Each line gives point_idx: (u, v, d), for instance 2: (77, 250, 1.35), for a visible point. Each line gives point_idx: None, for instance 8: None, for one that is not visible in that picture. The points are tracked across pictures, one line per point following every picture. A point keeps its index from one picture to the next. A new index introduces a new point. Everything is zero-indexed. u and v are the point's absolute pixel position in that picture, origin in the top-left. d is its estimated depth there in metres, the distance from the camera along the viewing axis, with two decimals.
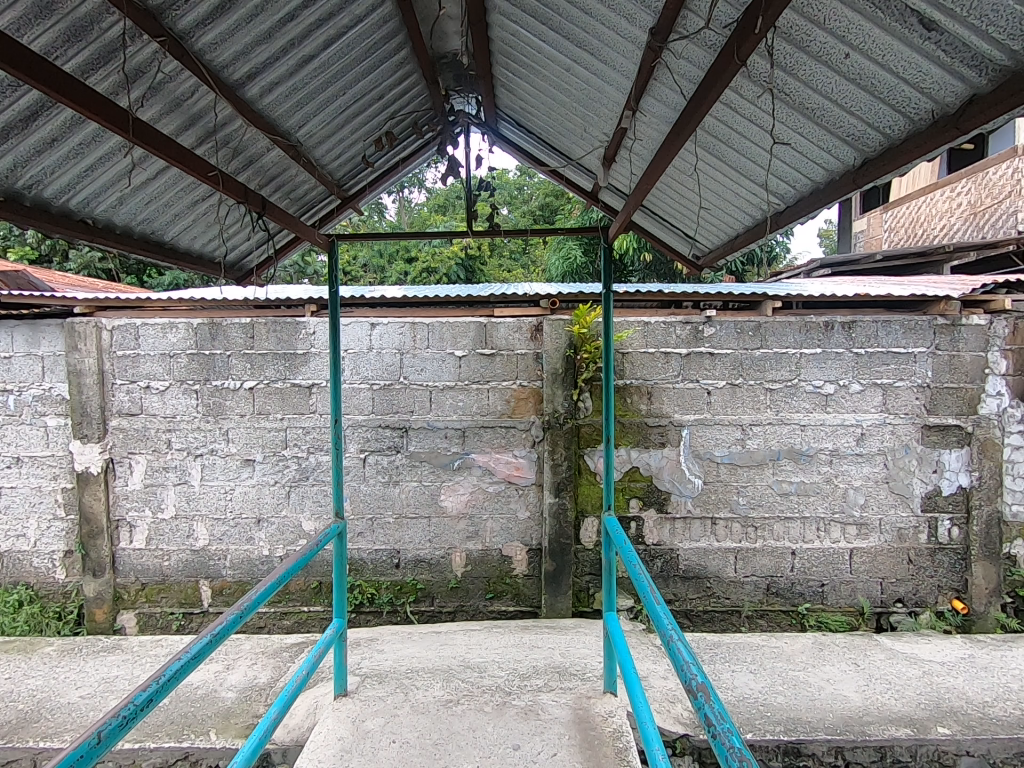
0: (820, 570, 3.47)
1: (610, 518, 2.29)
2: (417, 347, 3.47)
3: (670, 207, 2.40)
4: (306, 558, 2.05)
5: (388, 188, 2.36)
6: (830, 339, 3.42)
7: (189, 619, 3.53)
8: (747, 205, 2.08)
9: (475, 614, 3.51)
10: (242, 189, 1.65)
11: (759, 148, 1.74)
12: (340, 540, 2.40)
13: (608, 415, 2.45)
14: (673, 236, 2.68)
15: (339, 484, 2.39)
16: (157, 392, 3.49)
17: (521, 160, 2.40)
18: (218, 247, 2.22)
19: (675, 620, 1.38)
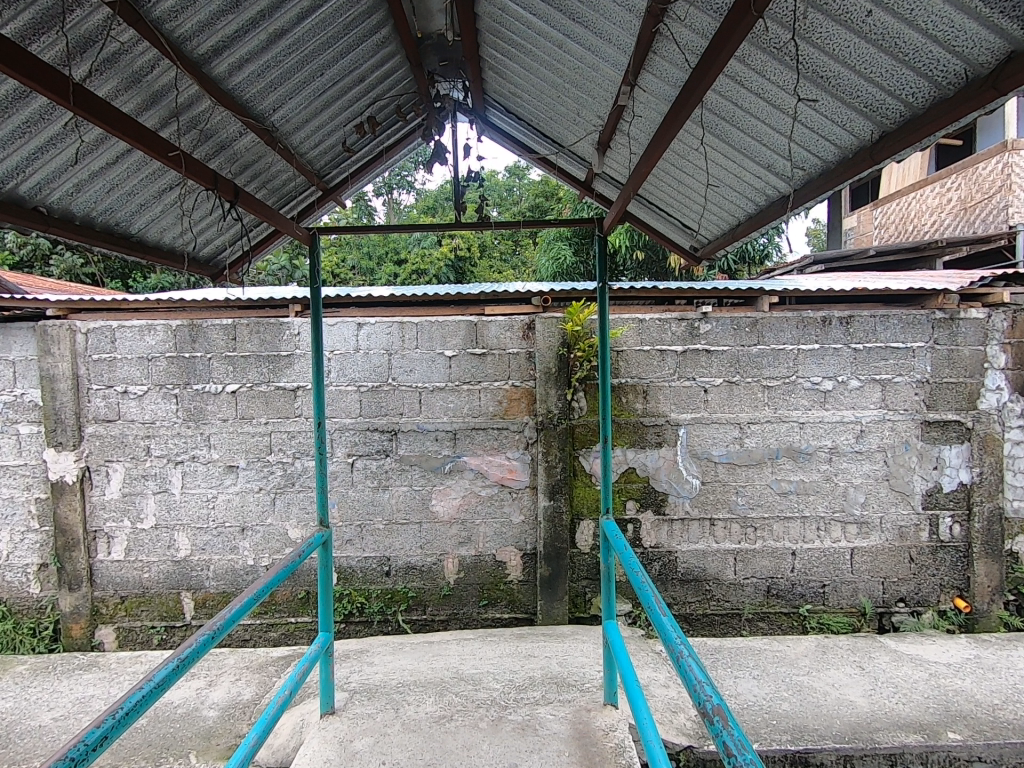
0: (821, 570, 3.40)
1: (611, 523, 2.17)
2: (406, 346, 3.37)
3: (668, 195, 2.32)
4: (293, 567, 1.95)
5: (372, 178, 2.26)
6: (828, 334, 3.35)
7: (171, 632, 3.40)
8: (751, 191, 2.01)
9: (469, 621, 3.40)
10: (212, 174, 1.51)
11: (765, 123, 1.66)
12: (326, 549, 2.28)
13: (605, 414, 2.34)
14: (670, 228, 2.60)
15: (324, 490, 2.27)
16: (135, 396, 3.35)
17: (511, 150, 2.31)
18: (189, 242, 2.11)
19: (682, 635, 1.28)
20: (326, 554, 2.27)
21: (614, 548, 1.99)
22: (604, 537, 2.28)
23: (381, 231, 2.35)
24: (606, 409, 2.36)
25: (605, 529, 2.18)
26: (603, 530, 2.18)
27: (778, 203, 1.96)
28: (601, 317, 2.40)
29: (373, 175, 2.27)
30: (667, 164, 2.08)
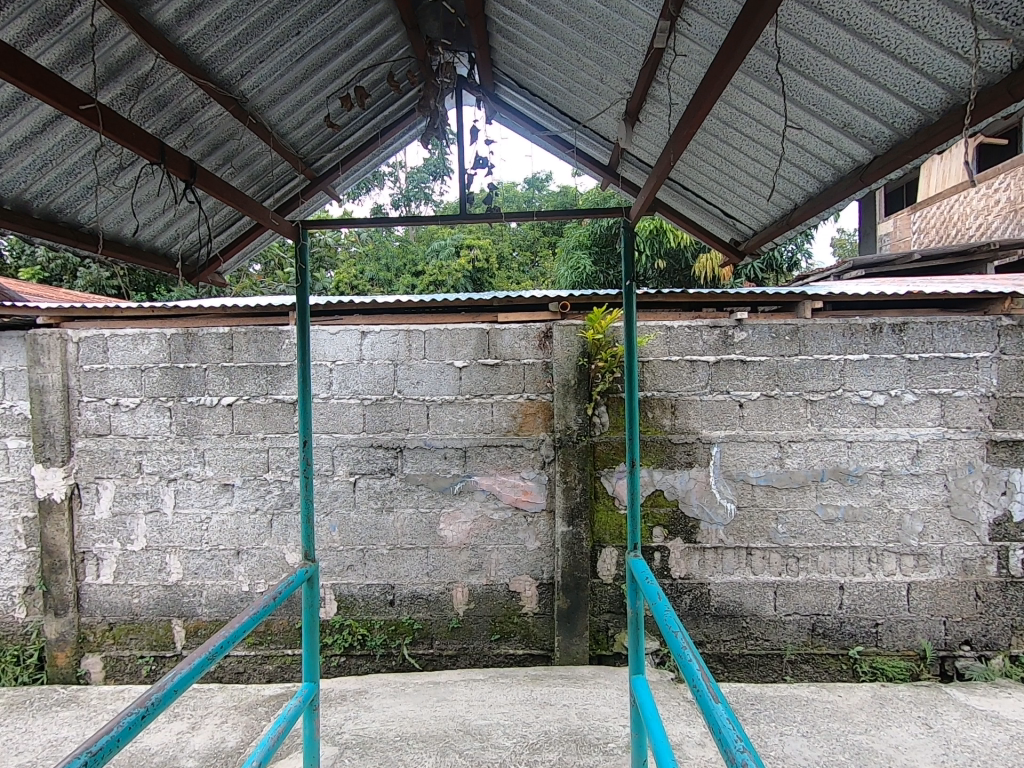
0: (873, 607, 3.04)
1: (639, 561, 1.87)
2: (412, 357, 3.12)
3: (706, 178, 1.96)
4: (267, 611, 1.68)
5: (366, 164, 2.03)
6: (879, 343, 3.01)
7: (160, 663, 3.17)
8: (813, 167, 1.65)
9: (479, 657, 3.11)
10: (150, 143, 1.29)
11: (844, 65, 1.28)
12: (310, 586, 2.02)
13: (632, 435, 2.06)
14: (708, 219, 2.23)
15: (309, 521, 2.03)
16: (126, 409, 3.16)
17: (521, 131, 2.06)
18: (155, 234, 1.88)
19: (749, 741, 0.96)
20: (312, 591, 2.02)
21: (645, 593, 1.70)
22: (630, 576, 1.98)
23: (375, 224, 2.11)
24: (631, 427, 2.08)
25: (632, 568, 1.89)
26: (630, 569, 1.88)
27: (846, 178, 1.60)
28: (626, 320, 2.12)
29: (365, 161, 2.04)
30: (708, 135, 1.72)
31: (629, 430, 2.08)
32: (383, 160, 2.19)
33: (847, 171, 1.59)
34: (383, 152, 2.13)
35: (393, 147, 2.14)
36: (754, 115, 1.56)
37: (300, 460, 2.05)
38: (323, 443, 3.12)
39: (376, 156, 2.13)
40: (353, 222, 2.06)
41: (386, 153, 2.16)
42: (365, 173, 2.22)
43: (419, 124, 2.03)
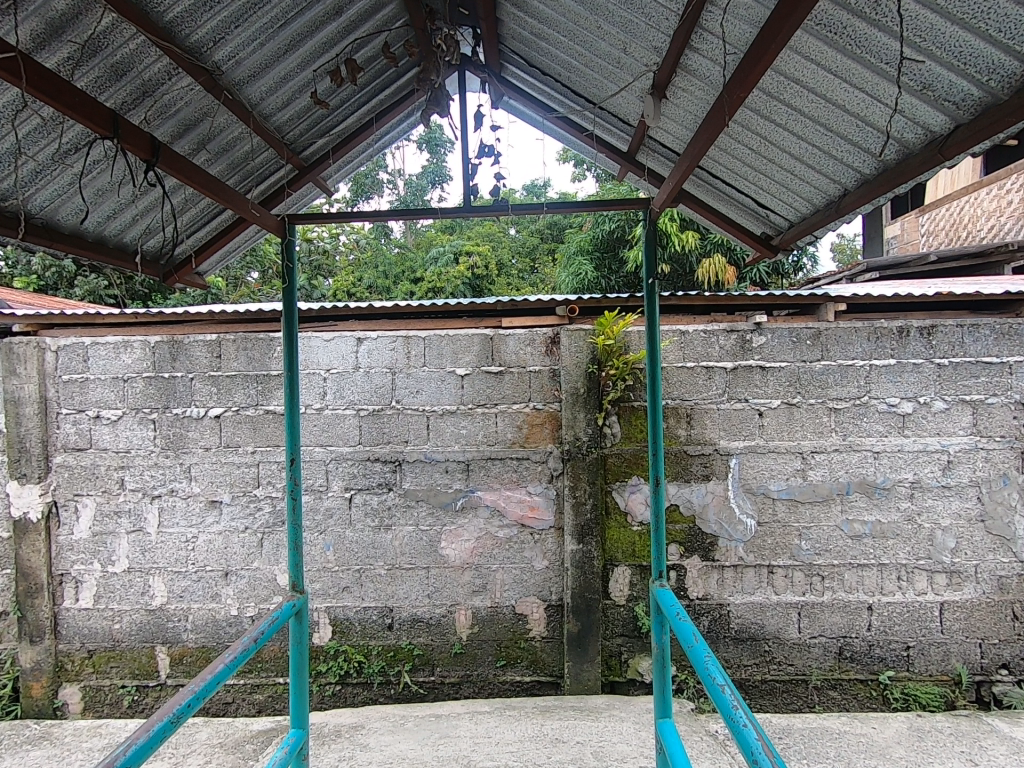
0: (904, 629, 2.85)
1: (666, 591, 1.70)
2: (411, 364, 2.95)
3: (740, 163, 1.72)
4: (246, 656, 1.50)
5: (359, 150, 1.87)
6: (906, 347, 2.84)
7: (143, 693, 2.97)
8: (872, 144, 1.40)
9: (484, 685, 2.92)
10: (102, 114, 1.11)
11: (932, 11, 1.03)
12: (299, 622, 1.87)
13: (655, 450, 1.90)
14: (737, 210, 1.99)
15: (297, 549, 1.86)
16: (108, 422, 2.98)
17: (528, 116, 1.89)
18: (122, 228, 1.71)
19: None
20: (300, 626, 1.88)
21: (675, 630, 1.53)
22: (655, 608, 1.81)
23: (374, 218, 1.96)
24: (654, 438, 1.93)
25: (658, 597, 1.73)
26: (656, 600, 1.72)
27: (914, 155, 1.35)
28: (648, 311, 1.98)
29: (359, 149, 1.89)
30: (742, 113, 1.50)
31: (653, 443, 1.93)
32: (379, 150, 2.04)
33: (916, 146, 1.34)
34: (380, 140, 1.98)
35: (391, 136, 1.99)
36: (803, 85, 1.32)
37: (287, 481, 1.89)
38: (316, 457, 2.93)
39: (373, 145, 1.98)
40: (348, 215, 1.91)
41: (382, 142, 2.01)
42: (362, 165, 2.07)
43: (418, 109, 1.86)
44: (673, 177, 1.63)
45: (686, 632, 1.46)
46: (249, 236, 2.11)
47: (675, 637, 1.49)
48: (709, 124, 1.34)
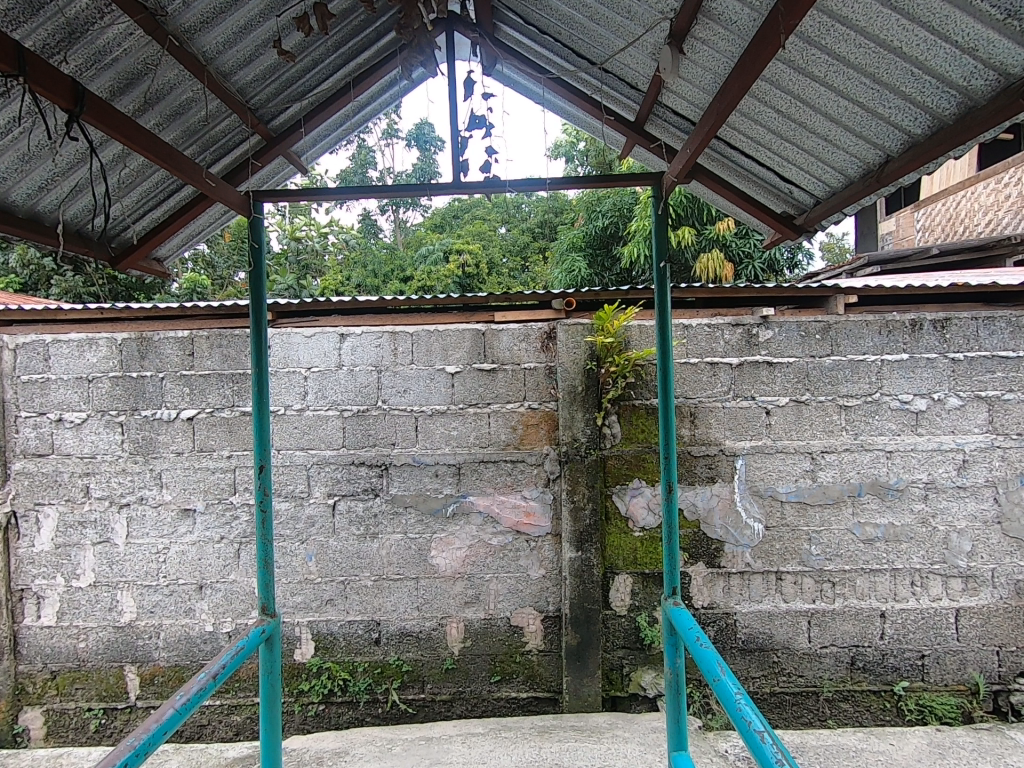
0: (918, 637, 2.71)
1: (681, 609, 1.63)
2: (398, 362, 2.77)
3: (765, 129, 1.56)
4: (199, 697, 1.42)
5: (333, 116, 1.75)
6: (919, 341, 2.71)
7: (111, 716, 2.77)
8: (929, 97, 1.24)
9: (477, 703, 2.74)
10: (13, 49, 0.94)
11: None
12: (269, 646, 1.75)
13: (669, 453, 1.85)
14: (756, 185, 1.82)
15: (267, 568, 1.79)
16: (71, 426, 2.77)
17: (526, 79, 1.77)
18: (60, 207, 1.55)
19: None
20: (271, 654, 1.75)
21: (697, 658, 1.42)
22: (669, 628, 1.76)
23: (352, 195, 1.80)
24: (664, 429, 1.87)
25: (673, 616, 1.66)
26: (671, 618, 1.65)
27: (982, 108, 1.18)
28: (658, 296, 1.87)
29: (336, 117, 1.75)
30: (774, 68, 1.34)
31: (665, 445, 1.88)
32: (357, 124, 1.91)
33: (985, 96, 1.17)
34: (358, 110, 1.84)
35: (369, 106, 1.86)
36: (852, 25, 1.16)
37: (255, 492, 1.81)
38: (296, 462, 2.74)
39: (350, 114, 1.83)
40: (320, 191, 1.72)
41: (360, 112, 1.88)
42: (338, 138, 1.93)
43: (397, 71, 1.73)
44: (693, 143, 1.46)
45: (711, 665, 1.33)
46: (210, 220, 1.95)
47: (697, 666, 1.39)
48: (743, 68, 1.18)
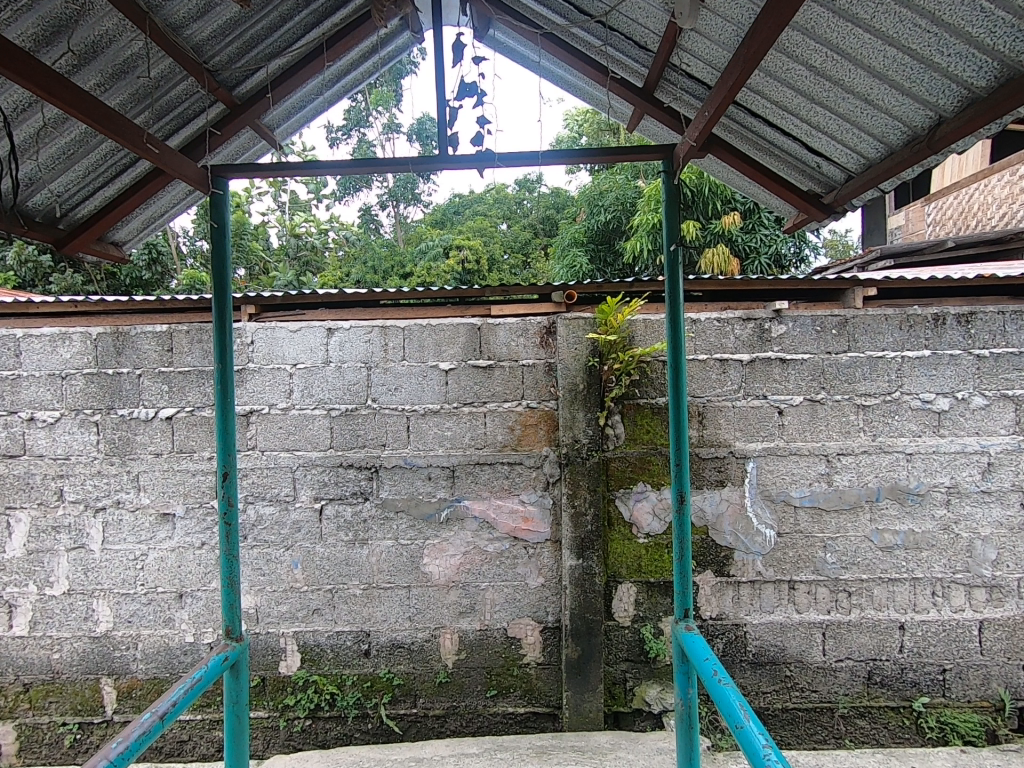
0: (940, 650, 2.56)
1: (694, 634, 1.55)
2: (389, 358, 2.61)
3: (794, 91, 1.40)
4: (141, 744, 1.25)
5: (309, 83, 1.67)
6: (942, 337, 2.54)
7: (87, 731, 2.62)
8: (1000, 38, 1.07)
9: (472, 718, 2.60)
10: None
11: None
12: (236, 671, 1.70)
13: (681, 461, 1.70)
14: (781, 158, 1.66)
15: (231, 587, 1.70)
16: (44, 425, 2.62)
17: (521, 39, 1.68)
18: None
19: None
20: (237, 681, 1.71)
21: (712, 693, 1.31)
22: (680, 656, 1.67)
23: (344, 169, 1.67)
24: (676, 431, 1.73)
25: (685, 642, 1.58)
26: (682, 645, 1.57)
27: None
28: (668, 285, 1.71)
29: (307, 91, 1.71)
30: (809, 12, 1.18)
31: (676, 452, 1.73)
32: (334, 94, 1.83)
33: None
34: (330, 88, 1.80)
35: (348, 73, 1.78)
36: None
37: (220, 502, 1.70)
38: (281, 463, 2.59)
39: (322, 93, 1.79)
40: (308, 164, 1.61)
41: (338, 82, 1.80)
42: (310, 119, 1.89)
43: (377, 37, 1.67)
44: (710, 104, 1.30)
45: (733, 710, 1.19)
46: (170, 202, 1.84)
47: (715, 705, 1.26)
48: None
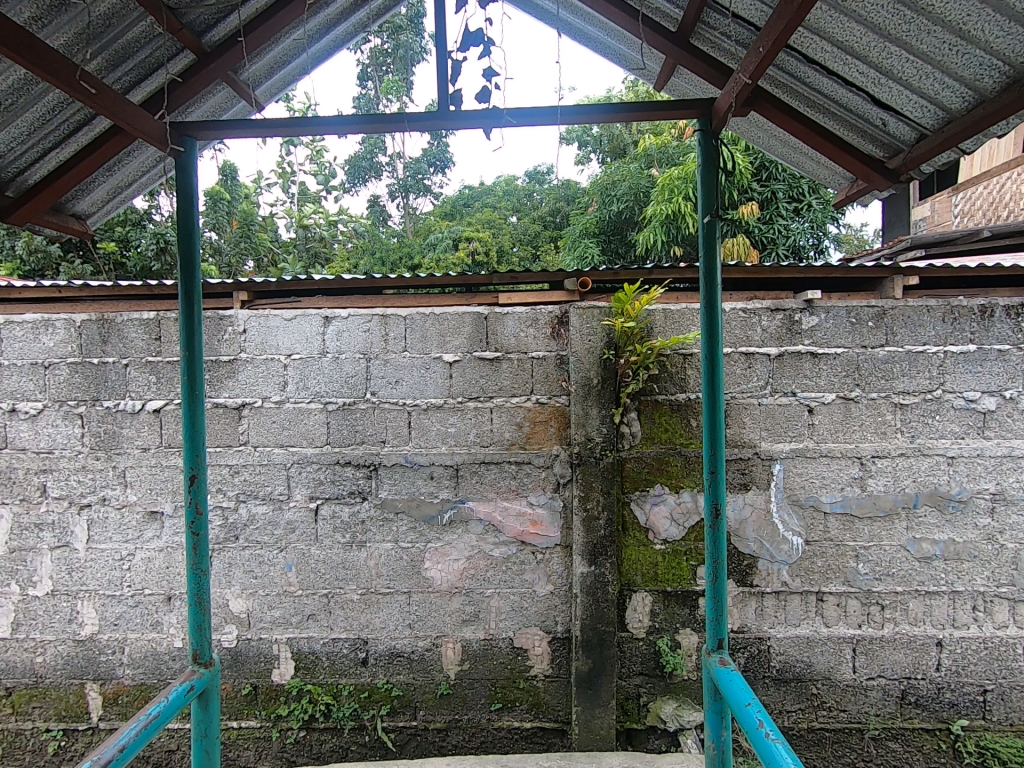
0: (981, 669, 2.37)
1: (731, 671, 1.39)
2: (390, 349, 2.45)
3: (870, 28, 1.25)
4: None
5: (293, 32, 1.55)
6: (990, 331, 2.34)
7: (72, 738, 2.50)
8: None
9: (475, 732, 2.45)
10: None
11: None
12: (204, 702, 1.57)
13: (716, 468, 1.53)
14: (843, 115, 1.51)
15: (200, 607, 1.59)
16: (26, 417, 2.48)
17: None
18: None
19: None
20: (206, 713, 1.58)
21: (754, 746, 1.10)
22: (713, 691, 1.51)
23: (347, 127, 1.54)
24: (710, 428, 1.54)
25: (719, 679, 1.42)
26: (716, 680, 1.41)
27: None
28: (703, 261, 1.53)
29: (290, 43, 1.59)
30: None
31: (711, 457, 1.55)
32: (320, 51, 1.71)
33: None
34: (316, 43, 1.68)
35: (336, 26, 1.66)
36: None
37: (187, 510, 1.57)
38: (275, 460, 2.44)
39: (308, 47, 1.68)
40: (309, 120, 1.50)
41: (325, 36, 1.68)
42: (295, 78, 1.78)
43: None
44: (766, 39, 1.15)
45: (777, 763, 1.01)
46: (134, 169, 1.72)
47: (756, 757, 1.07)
48: None
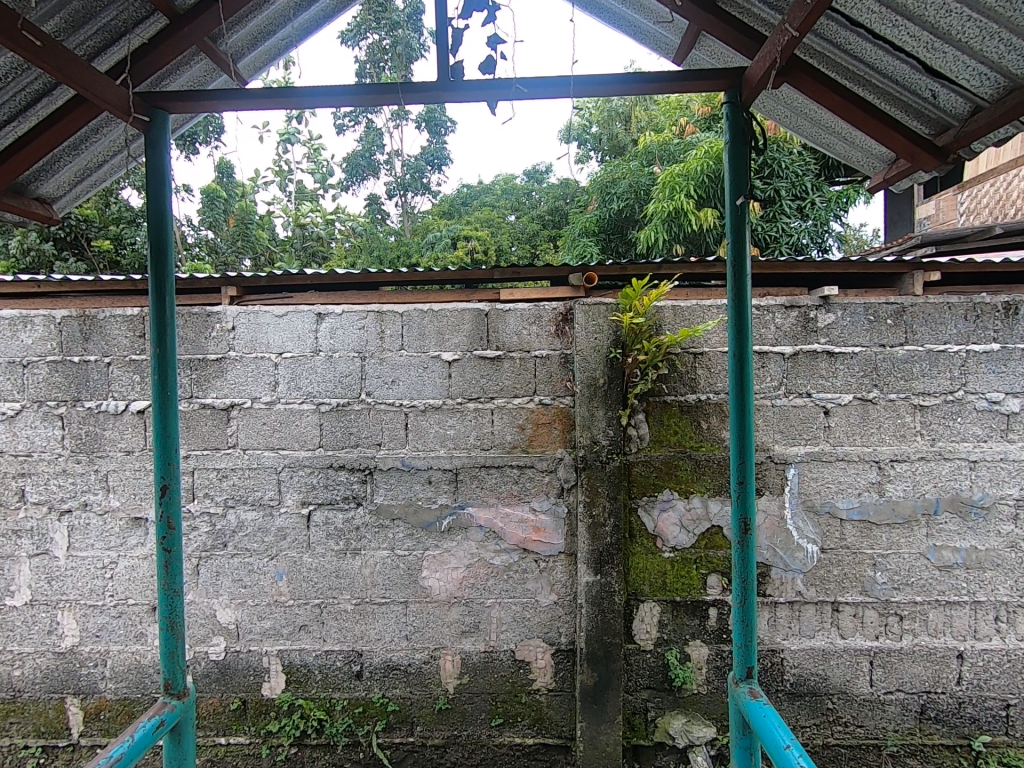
0: (1003, 683, 2.27)
1: (762, 704, 1.32)
2: (386, 347, 2.33)
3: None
4: None
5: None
6: (1014, 329, 2.24)
7: (51, 755, 2.38)
8: None
9: (475, 748, 2.34)
10: None
11: None
12: (177, 734, 1.48)
13: (744, 478, 1.45)
14: (889, 86, 1.43)
15: (174, 632, 1.50)
16: (3, 418, 2.36)
17: None
18: None
19: None
20: (179, 747, 1.49)
21: None
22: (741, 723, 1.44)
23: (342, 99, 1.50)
24: (738, 433, 1.46)
25: (750, 711, 1.35)
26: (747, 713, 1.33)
27: None
28: (732, 253, 1.46)
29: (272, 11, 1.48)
30: None
31: (738, 466, 1.47)
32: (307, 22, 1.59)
33: None
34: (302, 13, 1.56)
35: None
36: None
37: (159, 525, 1.48)
38: (265, 464, 2.33)
39: (294, 19, 1.56)
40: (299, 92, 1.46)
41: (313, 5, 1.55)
42: (282, 50, 1.68)
43: None
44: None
45: None
46: (99, 141, 1.62)
47: None
48: None
